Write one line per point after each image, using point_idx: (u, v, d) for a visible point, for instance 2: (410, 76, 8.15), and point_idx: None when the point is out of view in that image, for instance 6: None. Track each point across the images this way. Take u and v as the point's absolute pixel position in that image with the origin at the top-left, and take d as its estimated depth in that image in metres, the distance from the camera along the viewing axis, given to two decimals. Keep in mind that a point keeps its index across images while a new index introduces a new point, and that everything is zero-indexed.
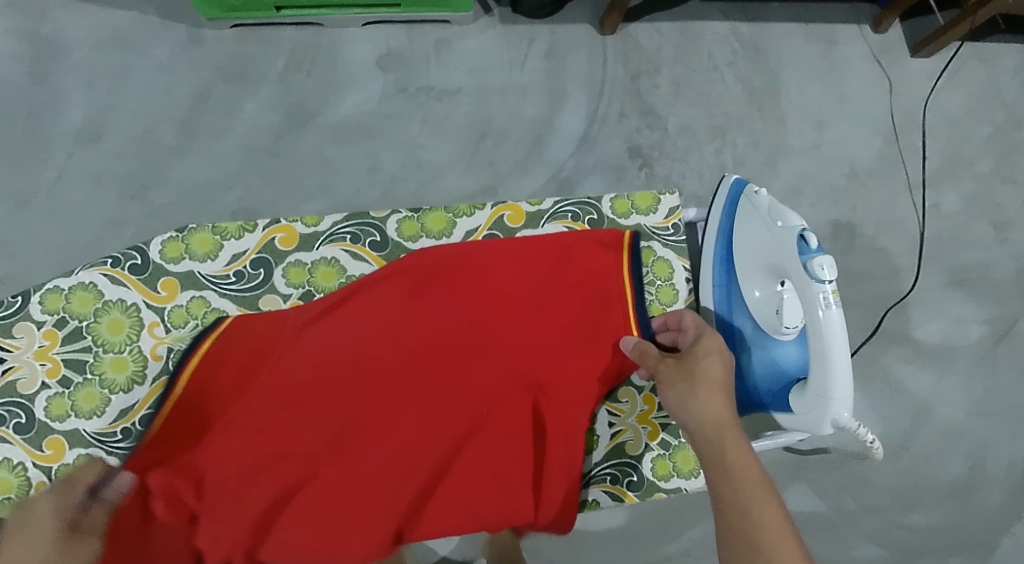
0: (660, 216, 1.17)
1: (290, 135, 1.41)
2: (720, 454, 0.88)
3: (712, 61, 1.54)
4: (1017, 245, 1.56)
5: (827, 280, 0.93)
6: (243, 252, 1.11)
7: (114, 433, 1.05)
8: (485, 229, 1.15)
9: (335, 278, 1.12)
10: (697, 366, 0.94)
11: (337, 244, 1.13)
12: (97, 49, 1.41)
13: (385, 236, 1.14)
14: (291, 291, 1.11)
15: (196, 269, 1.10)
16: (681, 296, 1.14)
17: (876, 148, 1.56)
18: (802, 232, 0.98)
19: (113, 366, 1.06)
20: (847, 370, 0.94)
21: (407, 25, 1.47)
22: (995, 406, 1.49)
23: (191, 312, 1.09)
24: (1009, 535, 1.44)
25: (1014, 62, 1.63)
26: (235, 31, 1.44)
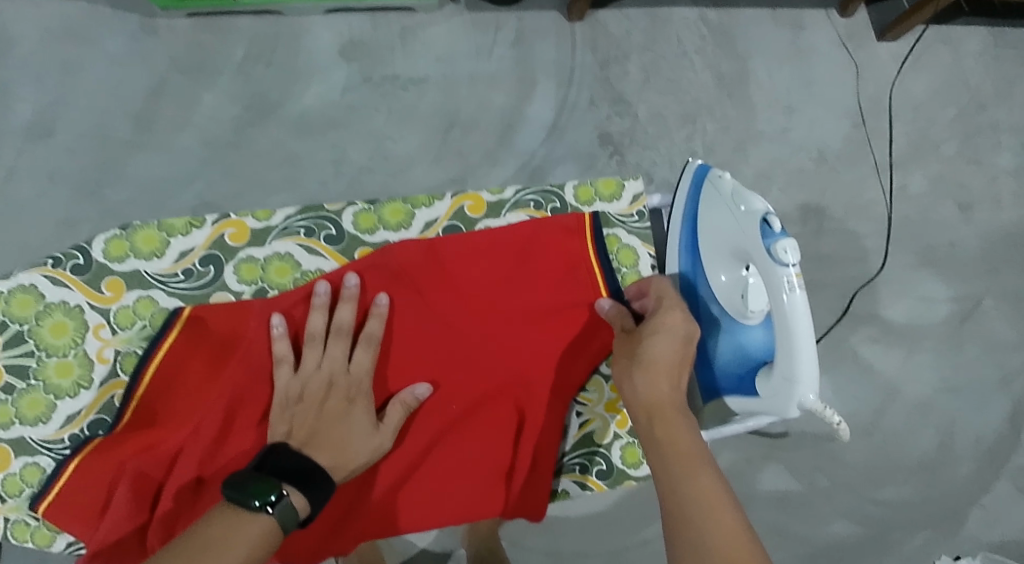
0: (623, 203, 1.17)
1: (251, 128, 1.41)
2: (653, 437, 0.90)
3: (681, 47, 1.55)
4: (982, 224, 1.59)
5: (791, 263, 0.93)
6: (190, 249, 1.10)
7: (61, 440, 1.03)
8: (445, 220, 1.15)
9: (289, 273, 1.11)
10: (642, 344, 0.94)
11: (291, 238, 1.12)
12: (47, 42, 1.39)
13: (341, 229, 1.13)
14: (243, 289, 1.10)
15: (142, 268, 1.09)
16: None
17: (844, 132, 1.58)
18: (765, 215, 0.98)
19: (58, 371, 1.05)
20: (812, 352, 0.94)
21: (370, 13, 1.47)
22: (962, 382, 1.52)
23: (138, 313, 1.07)
24: (977, 507, 1.47)
25: (978, 45, 1.65)
26: (191, 21, 1.42)
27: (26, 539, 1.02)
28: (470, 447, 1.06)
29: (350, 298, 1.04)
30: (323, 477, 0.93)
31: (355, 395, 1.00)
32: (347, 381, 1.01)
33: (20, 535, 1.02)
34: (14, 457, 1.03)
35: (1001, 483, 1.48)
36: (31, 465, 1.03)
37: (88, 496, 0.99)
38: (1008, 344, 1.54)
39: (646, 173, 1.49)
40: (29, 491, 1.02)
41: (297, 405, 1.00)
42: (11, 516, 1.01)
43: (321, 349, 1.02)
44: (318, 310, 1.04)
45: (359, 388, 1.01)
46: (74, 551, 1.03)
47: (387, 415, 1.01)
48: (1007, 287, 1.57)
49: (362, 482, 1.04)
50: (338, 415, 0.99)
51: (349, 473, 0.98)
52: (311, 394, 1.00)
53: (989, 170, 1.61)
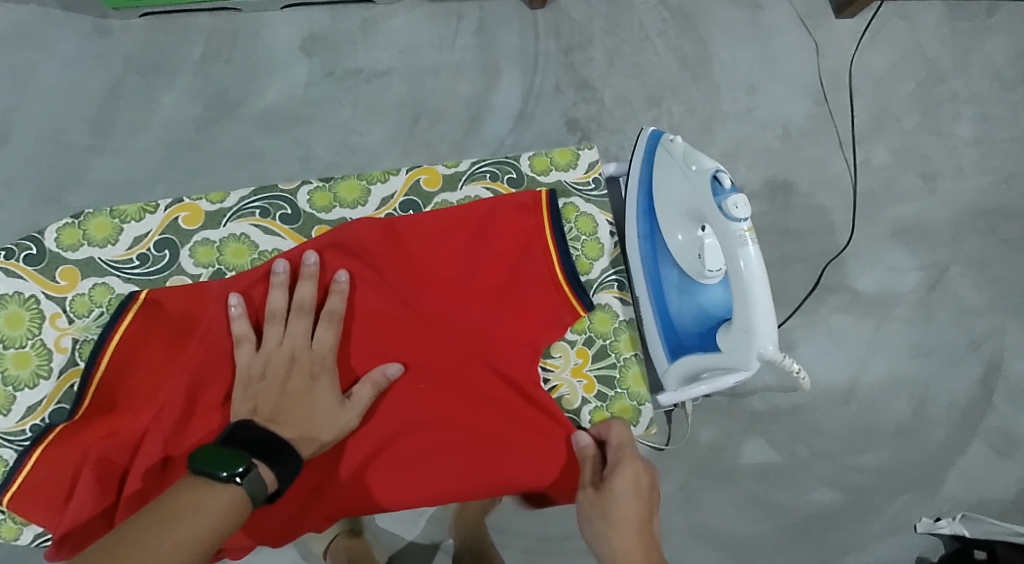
0: (579, 172, 1.16)
1: (213, 127, 1.39)
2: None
3: (644, 32, 1.56)
4: (945, 194, 1.61)
5: (742, 218, 0.98)
6: (145, 234, 1.08)
7: (22, 431, 1.02)
8: (402, 195, 1.13)
9: (246, 254, 1.09)
10: (611, 499, 0.98)
11: (246, 220, 1.10)
12: None
13: (297, 208, 1.11)
14: (200, 271, 1.08)
15: (96, 255, 1.07)
16: (606, 250, 1.14)
17: (807, 108, 1.60)
18: (715, 174, 1.03)
19: (16, 362, 1.03)
20: (767, 304, 0.97)
21: (329, 7, 1.46)
22: (934, 348, 1.54)
23: (94, 300, 1.06)
24: (955, 469, 1.50)
25: (934, 19, 1.67)
26: (145, 21, 1.41)
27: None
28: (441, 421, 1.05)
29: (310, 275, 1.04)
30: (289, 452, 0.95)
31: (319, 371, 1.02)
32: (310, 356, 1.02)
33: None
34: None
35: (976, 445, 1.51)
36: None
37: (50, 483, 0.99)
38: (976, 310, 1.57)
39: (615, 157, 1.50)
40: None
41: (259, 382, 1.01)
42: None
43: (282, 326, 1.03)
44: (277, 287, 1.04)
45: (322, 364, 1.02)
46: (42, 543, 1.01)
47: (355, 391, 1.02)
48: (973, 254, 1.60)
49: (330, 461, 1.03)
50: (302, 392, 1.00)
51: (317, 448, 0.99)
52: (273, 370, 1.01)
53: (949, 140, 1.64)
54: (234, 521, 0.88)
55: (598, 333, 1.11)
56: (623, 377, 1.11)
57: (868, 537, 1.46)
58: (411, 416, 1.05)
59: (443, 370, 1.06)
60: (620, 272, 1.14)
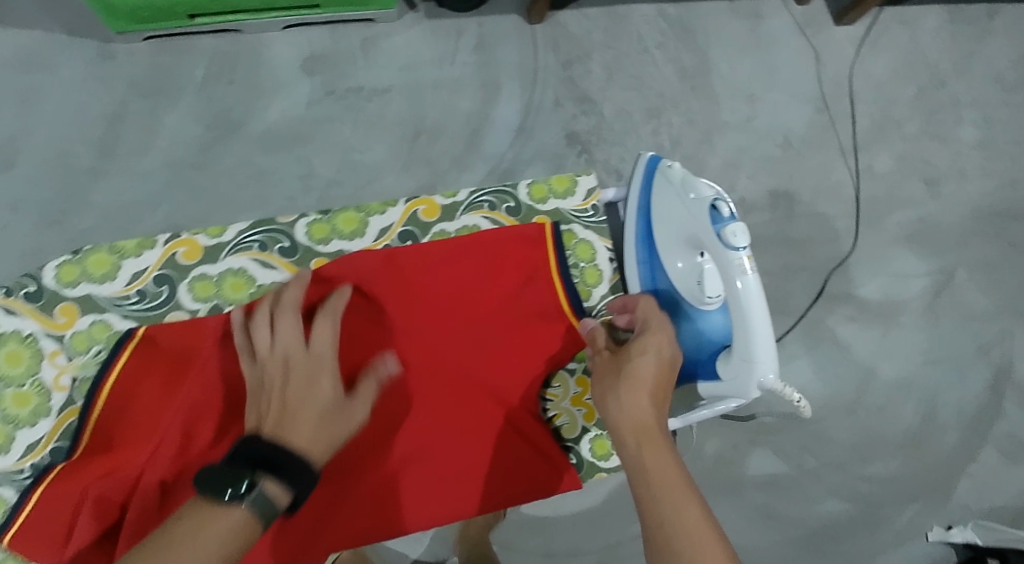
0: (577, 199, 1.20)
1: (215, 147, 1.41)
2: (639, 459, 0.91)
3: (643, 44, 1.56)
4: (949, 199, 1.61)
5: (741, 247, 0.97)
6: (143, 270, 1.12)
7: (22, 470, 1.04)
8: (400, 226, 1.16)
9: (244, 288, 1.13)
10: (629, 363, 0.96)
11: (244, 254, 1.14)
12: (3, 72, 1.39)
13: (294, 241, 1.15)
14: (198, 306, 1.12)
15: (95, 292, 1.10)
16: (605, 277, 1.17)
17: (807, 116, 1.60)
18: (713, 202, 1.02)
19: (17, 401, 1.06)
20: (767, 333, 0.97)
21: (330, 26, 1.47)
22: (941, 354, 1.54)
23: (92, 337, 1.09)
24: (966, 475, 1.49)
25: (934, 23, 1.67)
26: (148, 44, 1.42)
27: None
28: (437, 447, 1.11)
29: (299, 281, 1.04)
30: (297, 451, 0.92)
31: (321, 369, 0.99)
32: (306, 357, 0.99)
33: None
34: None
35: (986, 451, 1.50)
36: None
37: (51, 526, 1.01)
38: (983, 315, 1.57)
39: (616, 170, 1.50)
40: None
41: (261, 392, 0.98)
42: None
43: (272, 329, 1.01)
44: (292, 288, 1.04)
45: (325, 360, 1.00)
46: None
47: (363, 387, 1.00)
48: (979, 258, 1.59)
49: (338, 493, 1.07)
50: (305, 389, 0.97)
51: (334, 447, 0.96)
52: (270, 375, 0.98)
53: (952, 144, 1.63)
54: (241, 544, 0.88)
55: None
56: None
57: (879, 546, 1.45)
58: (409, 444, 1.10)
59: (437, 399, 1.12)
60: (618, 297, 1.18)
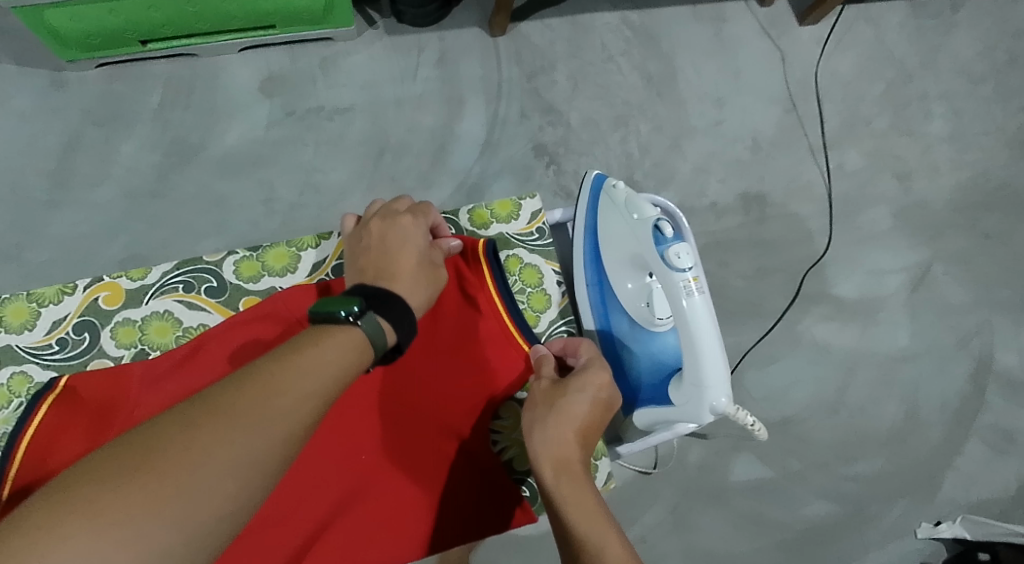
0: (521, 223, 1.12)
1: (173, 174, 1.38)
2: (555, 493, 0.87)
3: (606, 52, 1.55)
4: (921, 194, 1.60)
5: (687, 268, 0.96)
6: (63, 317, 1.02)
7: None
8: (333, 260, 1.07)
9: (170, 332, 1.03)
10: (564, 395, 0.92)
11: (169, 295, 1.04)
12: None
13: (222, 281, 1.05)
14: (122, 353, 1.02)
15: (14, 342, 1.01)
16: (554, 302, 1.09)
17: (776, 117, 1.59)
18: (656, 222, 1.02)
19: None
20: (718, 356, 0.95)
21: (288, 46, 1.44)
22: (920, 350, 1.53)
23: (13, 390, 0.99)
24: (952, 470, 1.47)
25: (899, 19, 1.67)
26: (101, 71, 1.39)
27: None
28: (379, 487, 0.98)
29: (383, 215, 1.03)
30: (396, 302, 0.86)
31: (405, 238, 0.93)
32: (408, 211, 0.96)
33: None
34: None
35: (971, 444, 1.49)
36: None
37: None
38: (961, 307, 1.56)
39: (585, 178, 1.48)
40: None
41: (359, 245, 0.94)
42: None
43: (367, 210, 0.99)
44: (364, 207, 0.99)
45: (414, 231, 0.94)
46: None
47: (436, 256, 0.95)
48: (954, 252, 1.58)
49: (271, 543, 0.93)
50: (398, 240, 0.93)
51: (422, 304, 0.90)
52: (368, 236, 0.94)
53: (923, 138, 1.62)
54: (361, 362, 0.82)
55: None
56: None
57: (868, 546, 1.43)
58: (345, 487, 0.97)
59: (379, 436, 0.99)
60: (569, 322, 1.09)
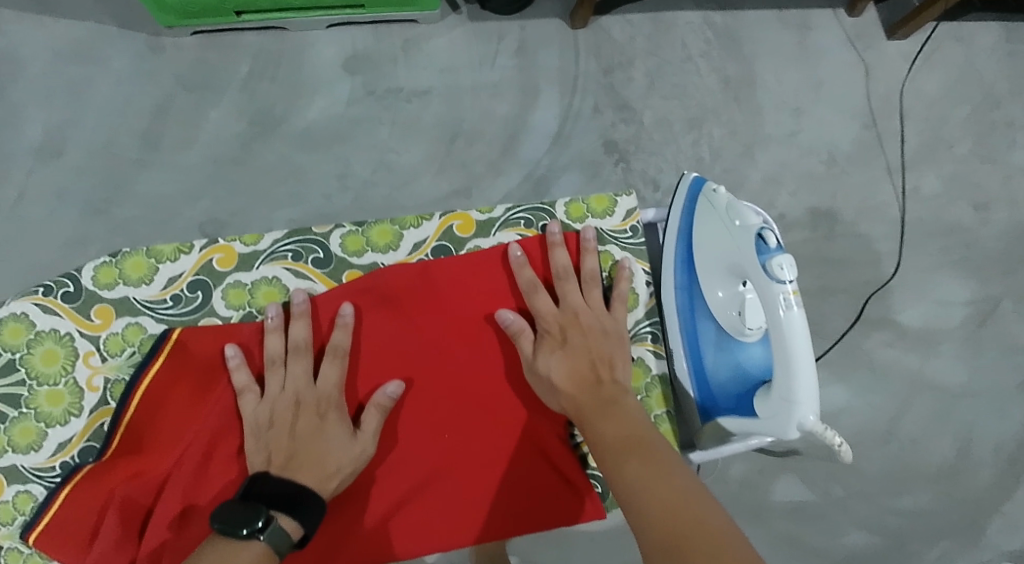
0: (616, 220, 1.06)
1: (255, 143, 1.42)
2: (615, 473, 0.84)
3: (686, 52, 1.53)
4: (998, 225, 1.56)
5: (788, 280, 0.91)
6: (179, 275, 0.98)
7: (52, 468, 0.92)
8: (434, 241, 1.02)
9: (278, 298, 0.99)
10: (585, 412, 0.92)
11: (278, 262, 1.00)
12: (55, 62, 1.41)
13: (328, 252, 1.01)
14: (231, 314, 0.98)
15: (131, 294, 0.96)
16: (642, 302, 1.05)
17: (854, 133, 1.56)
18: (760, 230, 0.96)
19: (49, 400, 0.93)
20: (811, 374, 0.90)
21: (373, 25, 1.47)
22: (980, 386, 1.49)
23: (127, 340, 0.96)
24: (999, 514, 1.44)
25: (991, 40, 1.62)
26: (195, 38, 1.44)
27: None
28: (458, 481, 0.96)
29: (302, 313, 0.97)
30: (313, 500, 0.88)
31: (326, 415, 0.93)
32: (315, 397, 0.94)
33: None
34: (6, 485, 0.91)
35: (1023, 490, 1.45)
36: (23, 494, 0.91)
37: (72, 526, 0.89)
38: None
39: (653, 181, 1.48)
40: (21, 519, 0.91)
41: (268, 431, 0.93)
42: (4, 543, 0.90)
43: (282, 369, 0.95)
44: (272, 333, 0.96)
45: (329, 401, 0.94)
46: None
47: (363, 422, 0.94)
48: None
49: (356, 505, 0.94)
50: (311, 432, 0.93)
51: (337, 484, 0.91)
52: (280, 411, 0.93)
53: (1005, 168, 1.58)
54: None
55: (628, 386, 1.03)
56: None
57: None
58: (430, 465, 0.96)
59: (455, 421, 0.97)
60: (655, 324, 1.06)
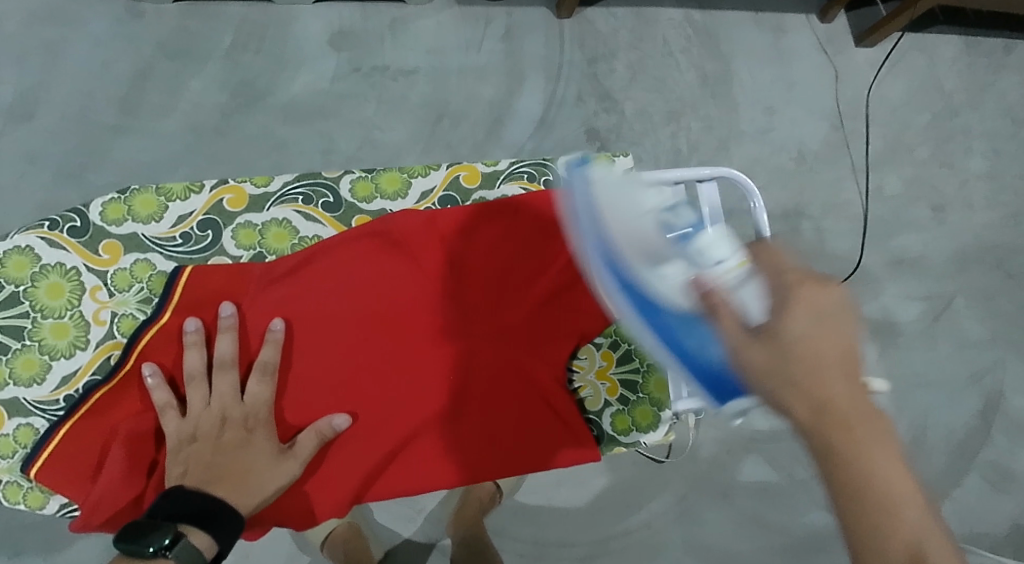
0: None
1: (237, 114, 1.41)
2: (838, 460, 0.76)
3: (667, 47, 1.57)
4: (954, 226, 1.63)
5: (723, 259, 0.82)
6: (189, 213, 1.02)
7: (56, 401, 0.97)
8: (440, 190, 1.07)
9: (287, 239, 1.04)
10: (797, 350, 0.78)
11: (289, 205, 1.04)
12: (29, 23, 1.38)
13: (338, 197, 1.06)
14: (241, 254, 1.03)
15: (140, 231, 1.01)
16: None
17: (822, 133, 1.62)
18: (659, 217, 0.87)
19: (54, 332, 0.98)
20: None
21: (360, 4, 1.47)
22: (934, 378, 1.56)
23: (135, 276, 1.01)
24: (949, 500, 1.51)
25: (952, 52, 1.70)
26: (177, 6, 1.42)
27: (18, 502, 0.96)
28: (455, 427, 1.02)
29: (229, 328, 0.97)
30: (226, 516, 0.88)
31: (252, 428, 0.96)
32: (242, 412, 0.96)
33: (10, 498, 0.96)
34: (7, 418, 0.96)
35: (971, 477, 1.53)
36: (25, 427, 0.97)
37: (77, 460, 0.95)
38: (979, 342, 1.59)
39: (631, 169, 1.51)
40: (22, 452, 0.96)
41: (189, 446, 0.94)
42: (4, 477, 0.95)
43: (207, 387, 0.97)
44: (192, 347, 0.97)
45: (257, 418, 0.96)
46: (67, 513, 0.97)
47: (297, 442, 0.95)
48: (978, 287, 1.62)
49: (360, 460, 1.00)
50: (236, 448, 0.94)
51: (261, 500, 0.93)
52: (202, 431, 0.95)
53: (961, 173, 1.66)
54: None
55: (623, 336, 1.09)
56: (646, 383, 1.08)
57: None
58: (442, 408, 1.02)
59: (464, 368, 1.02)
60: None
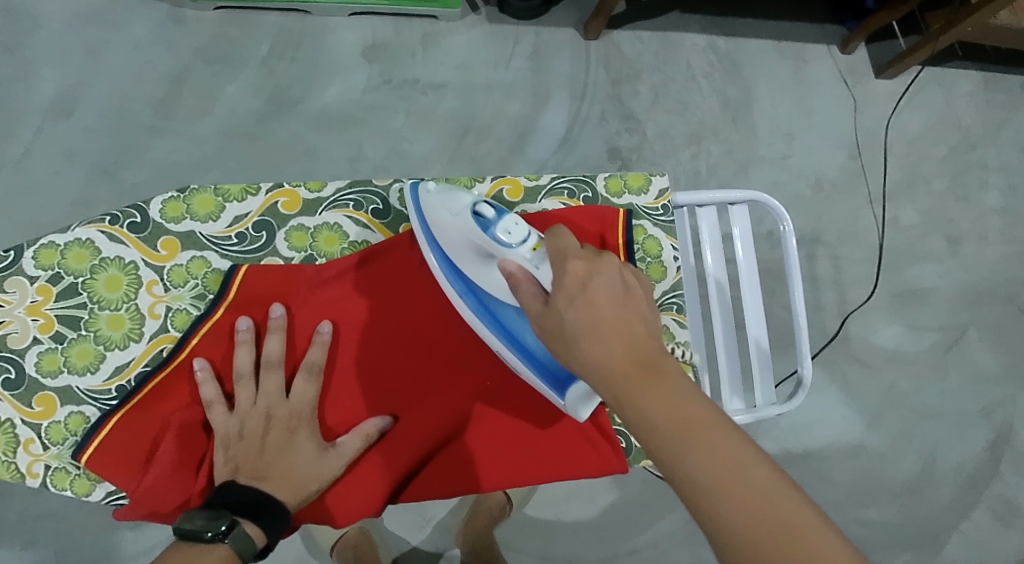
0: (650, 197, 1.06)
1: (270, 120, 1.44)
2: (635, 416, 0.74)
3: (690, 72, 1.61)
4: (967, 258, 1.65)
5: (520, 242, 0.87)
6: (245, 214, 0.98)
7: (108, 391, 0.93)
8: None
9: (337, 243, 0.99)
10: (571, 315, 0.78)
11: (340, 211, 1.00)
12: (73, 24, 1.43)
13: (388, 205, 1.01)
14: (293, 256, 0.98)
15: (198, 230, 0.96)
16: (670, 275, 1.04)
17: (840, 161, 1.64)
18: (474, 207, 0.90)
19: (110, 324, 0.94)
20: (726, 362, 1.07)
21: (394, 18, 1.51)
22: (944, 409, 1.57)
23: (191, 272, 0.96)
24: (957, 532, 1.52)
25: (969, 87, 1.72)
26: (217, 13, 1.47)
27: (64, 489, 0.91)
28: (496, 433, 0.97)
29: (278, 328, 0.95)
30: (277, 510, 0.86)
31: (297, 426, 0.92)
32: (286, 411, 0.93)
33: (56, 484, 0.91)
34: (59, 405, 0.92)
35: (980, 510, 1.53)
36: (76, 415, 0.92)
37: (124, 453, 0.91)
38: (990, 375, 1.60)
39: None
40: (73, 440, 0.92)
41: (237, 443, 0.91)
42: (52, 464, 0.91)
43: (253, 386, 0.94)
44: (243, 345, 0.94)
45: (301, 417, 0.93)
46: (114, 502, 0.92)
47: (340, 441, 0.93)
48: (990, 321, 1.63)
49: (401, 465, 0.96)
50: (282, 446, 0.91)
51: (306, 497, 0.90)
52: (248, 429, 0.91)
53: (976, 207, 1.68)
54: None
55: None
56: None
57: None
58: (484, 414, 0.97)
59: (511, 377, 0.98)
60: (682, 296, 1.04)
